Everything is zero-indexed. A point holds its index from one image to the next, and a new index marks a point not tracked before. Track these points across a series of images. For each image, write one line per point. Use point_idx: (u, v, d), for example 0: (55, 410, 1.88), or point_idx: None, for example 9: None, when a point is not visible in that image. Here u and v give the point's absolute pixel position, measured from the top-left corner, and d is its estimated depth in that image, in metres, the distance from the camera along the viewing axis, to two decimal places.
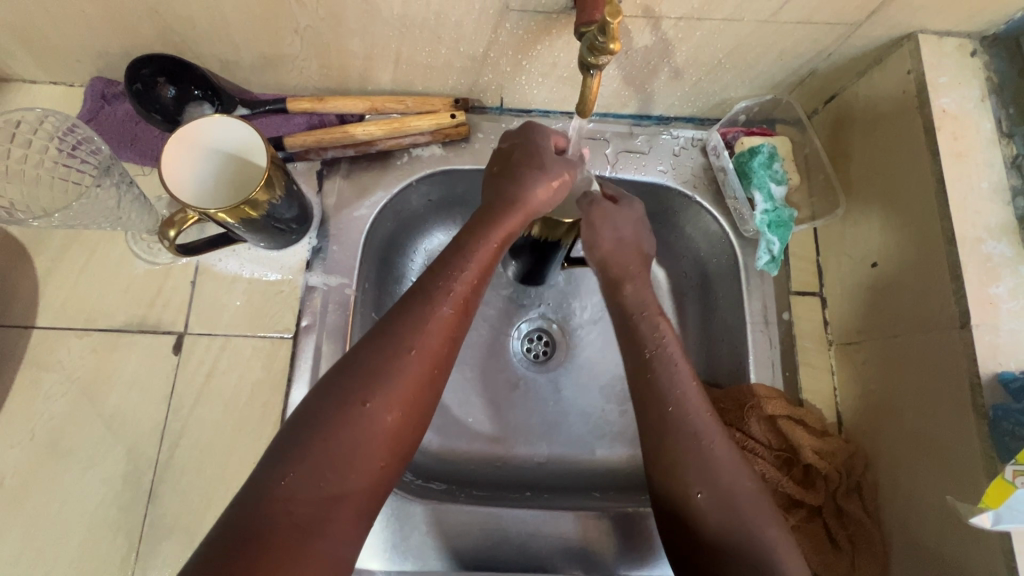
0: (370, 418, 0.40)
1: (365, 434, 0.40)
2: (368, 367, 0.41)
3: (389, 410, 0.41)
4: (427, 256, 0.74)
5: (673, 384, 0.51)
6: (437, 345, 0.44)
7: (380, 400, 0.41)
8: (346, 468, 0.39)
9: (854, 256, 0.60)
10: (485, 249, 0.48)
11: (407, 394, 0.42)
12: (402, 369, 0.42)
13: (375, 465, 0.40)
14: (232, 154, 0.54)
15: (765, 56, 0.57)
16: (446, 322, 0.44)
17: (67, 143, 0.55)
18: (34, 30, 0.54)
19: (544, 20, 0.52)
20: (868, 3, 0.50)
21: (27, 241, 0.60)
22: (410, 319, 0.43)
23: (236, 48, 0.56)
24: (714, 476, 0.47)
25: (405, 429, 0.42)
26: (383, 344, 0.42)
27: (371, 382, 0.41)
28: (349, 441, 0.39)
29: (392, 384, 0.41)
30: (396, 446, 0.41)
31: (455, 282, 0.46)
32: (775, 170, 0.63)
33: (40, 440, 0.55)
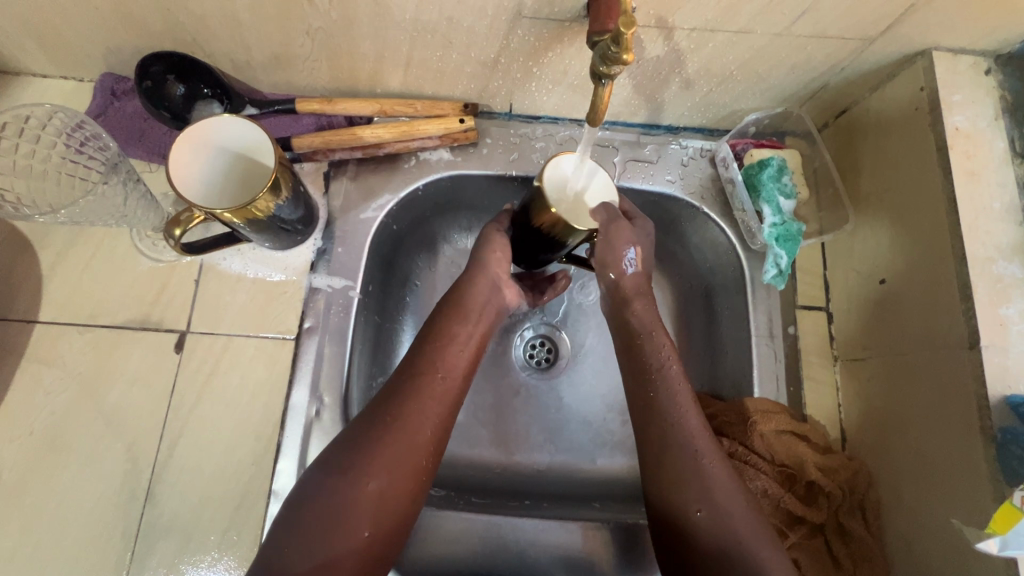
0: (364, 487, 0.45)
1: (356, 500, 0.44)
2: (361, 445, 0.46)
3: (381, 484, 0.45)
4: (432, 264, 0.74)
5: (675, 411, 0.52)
6: (425, 427, 0.48)
7: (371, 472, 0.45)
8: (339, 534, 0.43)
9: (862, 272, 0.60)
10: (459, 333, 0.54)
11: (395, 464, 0.46)
12: (393, 445, 0.46)
13: (363, 532, 0.44)
14: (239, 154, 0.54)
15: (776, 69, 0.57)
16: (431, 400, 0.50)
17: (75, 139, 0.55)
18: (47, 25, 0.54)
19: (556, 28, 0.52)
20: (883, 19, 0.49)
21: (32, 235, 0.60)
22: (398, 399, 0.49)
23: (247, 48, 0.56)
24: (713, 496, 0.47)
25: (395, 502, 0.46)
26: (375, 423, 0.48)
27: (362, 458, 0.46)
28: (343, 508, 0.44)
29: (382, 458, 0.46)
30: (383, 515, 0.45)
31: (438, 367, 0.52)
32: (785, 183, 0.63)
33: (39, 435, 0.55)
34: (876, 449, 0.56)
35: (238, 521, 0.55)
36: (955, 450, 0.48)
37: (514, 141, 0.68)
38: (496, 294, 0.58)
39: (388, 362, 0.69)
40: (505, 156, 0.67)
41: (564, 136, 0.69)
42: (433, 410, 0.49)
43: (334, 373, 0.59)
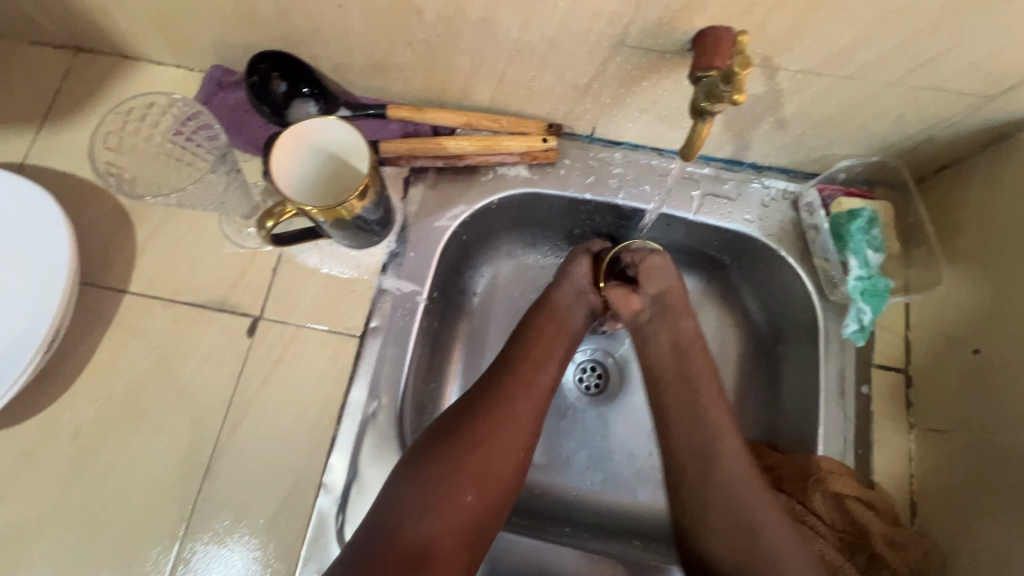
0: (469, 457, 0.48)
1: (461, 471, 0.48)
2: (470, 422, 0.50)
3: (484, 455, 0.49)
4: (494, 275, 0.74)
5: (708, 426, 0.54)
6: (524, 412, 0.52)
7: (476, 444, 0.49)
8: (444, 502, 0.46)
9: (952, 338, 0.57)
10: (551, 337, 0.59)
11: (499, 444, 0.50)
12: (496, 422, 0.50)
13: (466, 498, 0.47)
14: (334, 155, 0.56)
15: (880, 118, 0.55)
16: (531, 395, 0.53)
17: (187, 127, 0.60)
18: (173, 17, 0.58)
19: (656, 59, 0.52)
20: (1009, 77, 0.47)
21: (132, 210, 0.64)
22: (501, 388, 0.53)
23: (350, 52, 0.58)
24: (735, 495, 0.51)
25: (497, 474, 0.49)
26: (481, 405, 0.52)
27: (469, 434, 0.49)
28: (448, 477, 0.47)
29: (487, 432, 0.50)
30: (485, 487, 0.48)
31: (534, 364, 0.56)
32: (874, 236, 0.60)
33: (117, 399, 0.58)
34: (951, 530, 0.53)
35: (287, 508, 0.56)
36: None
37: (592, 164, 0.67)
38: (581, 299, 0.63)
39: (442, 370, 0.69)
40: (582, 178, 0.67)
41: (642, 164, 0.67)
42: (532, 398, 0.53)
43: (393, 375, 0.60)
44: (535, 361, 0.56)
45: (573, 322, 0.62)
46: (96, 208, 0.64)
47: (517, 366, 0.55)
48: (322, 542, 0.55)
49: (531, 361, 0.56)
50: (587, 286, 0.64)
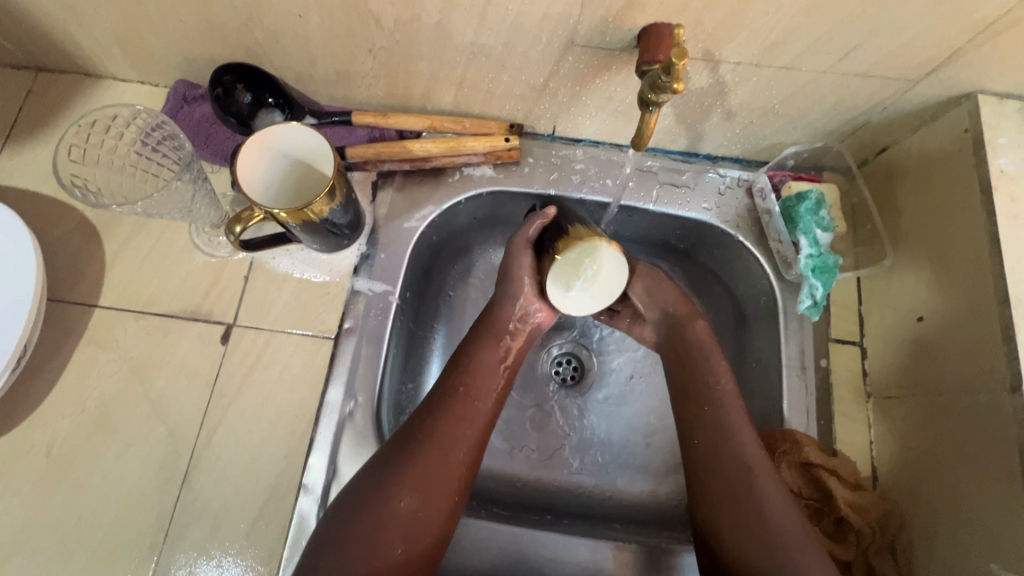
0: (397, 513, 0.50)
1: (388, 520, 0.49)
2: (397, 468, 0.51)
3: (411, 505, 0.50)
4: (467, 274, 0.76)
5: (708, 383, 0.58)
6: (457, 449, 0.53)
7: (406, 496, 0.50)
8: (373, 556, 0.48)
9: (899, 308, 0.60)
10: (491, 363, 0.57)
11: (430, 488, 0.51)
12: (425, 466, 0.51)
13: (397, 551, 0.49)
14: (299, 160, 0.57)
15: (819, 105, 0.58)
16: (467, 431, 0.54)
17: (153, 138, 0.59)
18: (135, 34, 0.59)
19: (606, 56, 0.55)
20: (929, 61, 0.51)
21: (101, 224, 0.64)
22: (435, 427, 0.53)
23: (313, 62, 0.60)
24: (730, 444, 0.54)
25: (427, 523, 0.51)
26: (410, 448, 0.52)
27: (396, 481, 0.50)
28: (375, 528, 0.49)
29: (418, 482, 0.51)
30: (413, 535, 0.50)
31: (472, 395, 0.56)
32: (822, 217, 0.64)
33: (90, 413, 0.58)
34: (908, 490, 0.55)
35: (267, 511, 0.56)
36: (993, 494, 0.47)
37: (555, 161, 0.70)
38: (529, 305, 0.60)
39: (419, 369, 0.70)
40: (546, 175, 0.69)
41: (604, 159, 0.70)
42: (466, 431, 0.54)
43: (369, 375, 0.61)
44: (473, 391, 0.56)
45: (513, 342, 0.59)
46: (63, 225, 0.64)
47: (450, 398, 0.55)
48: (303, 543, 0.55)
49: (468, 392, 0.56)
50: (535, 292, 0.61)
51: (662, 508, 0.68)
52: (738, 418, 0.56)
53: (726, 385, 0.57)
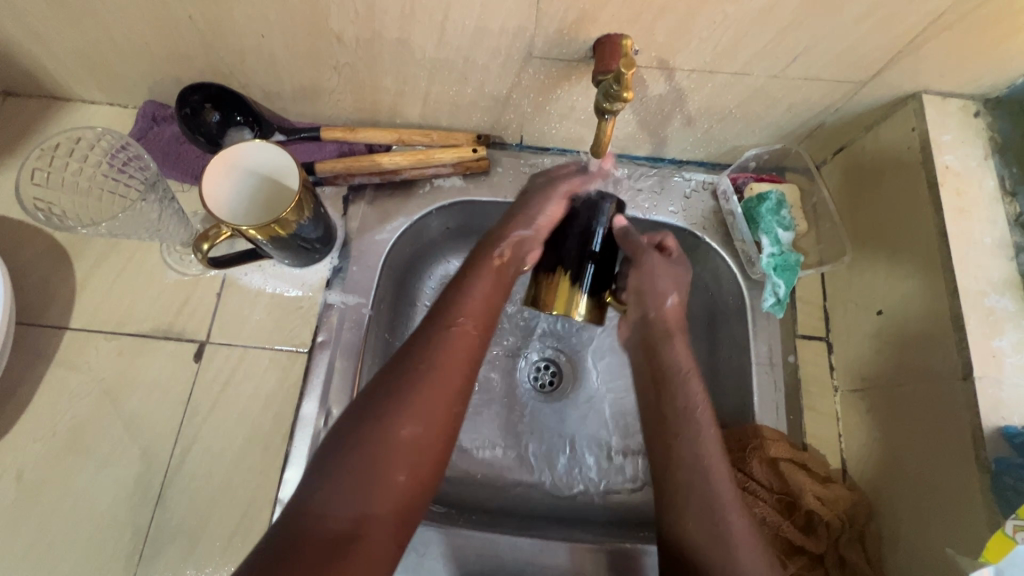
0: (393, 436, 0.43)
1: (388, 449, 0.43)
2: (392, 390, 0.45)
3: (413, 432, 0.44)
4: (443, 282, 0.76)
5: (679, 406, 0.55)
6: (455, 368, 0.47)
7: (400, 417, 0.44)
8: (374, 484, 0.41)
9: (860, 303, 0.61)
10: (488, 275, 0.53)
11: (431, 409, 0.45)
12: (421, 380, 0.46)
13: (398, 478, 0.42)
14: (267, 176, 0.58)
15: (774, 108, 0.60)
16: (461, 348, 0.49)
17: (119, 159, 0.59)
18: (100, 57, 0.60)
19: (564, 68, 0.56)
20: (873, 63, 0.53)
21: (71, 247, 0.64)
22: (426, 345, 0.48)
23: (279, 80, 0.61)
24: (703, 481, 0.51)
25: (430, 450, 0.44)
26: (403, 369, 0.47)
27: (390, 403, 0.44)
28: (371, 458, 0.42)
29: (415, 402, 0.45)
30: (418, 466, 0.43)
31: (465, 311, 0.51)
32: (783, 217, 0.65)
33: (61, 436, 0.58)
34: (874, 479, 0.56)
35: (244, 527, 0.56)
36: (951, 481, 0.48)
37: (524, 169, 0.71)
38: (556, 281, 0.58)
39: None
40: (515, 184, 0.70)
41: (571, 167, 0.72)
42: (460, 348, 0.49)
43: (343, 388, 0.61)
44: (460, 302, 0.51)
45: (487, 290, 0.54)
46: (32, 248, 0.64)
47: (442, 311, 0.51)
48: None
49: (458, 307, 0.51)
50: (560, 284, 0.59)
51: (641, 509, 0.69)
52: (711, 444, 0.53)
53: (709, 446, 0.53)
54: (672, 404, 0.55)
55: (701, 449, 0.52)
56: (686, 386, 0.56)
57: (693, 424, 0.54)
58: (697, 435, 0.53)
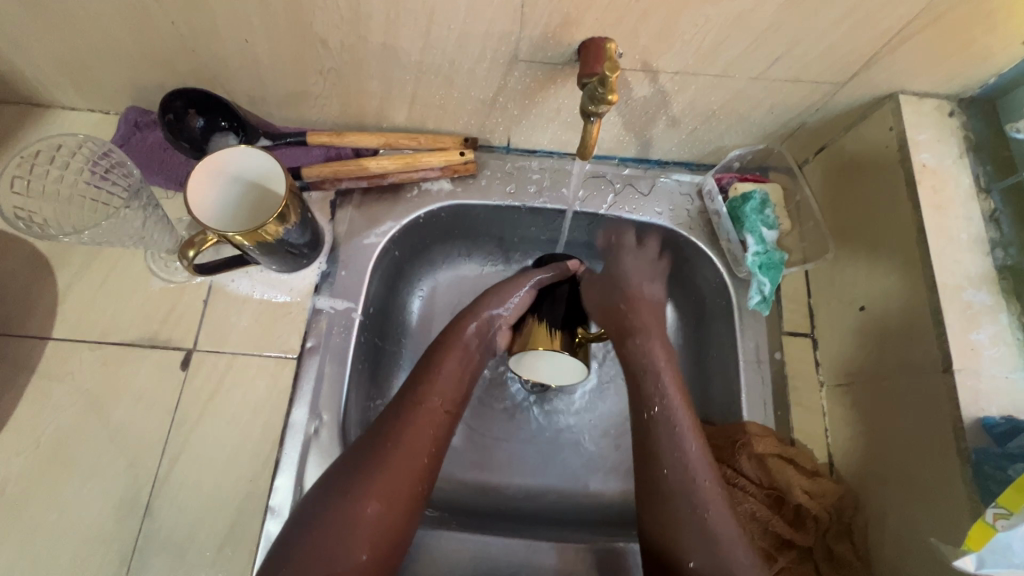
0: (361, 515, 0.48)
1: (353, 527, 0.47)
2: (359, 470, 0.50)
3: (377, 511, 0.49)
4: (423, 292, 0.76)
5: (654, 376, 0.58)
6: (422, 439, 0.52)
7: (367, 497, 0.49)
8: (335, 561, 0.46)
9: (843, 299, 0.62)
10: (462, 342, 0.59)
11: (394, 488, 0.50)
12: (389, 463, 0.50)
13: (362, 558, 0.47)
14: (253, 181, 0.57)
15: (756, 109, 0.61)
16: (429, 426, 0.53)
17: (101, 167, 0.58)
18: (80, 63, 0.59)
19: (550, 70, 0.57)
20: (850, 65, 0.54)
21: (52, 255, 0.63)
22: (394, 422, 0.53)
23: (264, 85, 0.61)
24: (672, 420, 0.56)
25: (391, 528, 0.49)
26: (371, 447, 0.51)
27: (357, 482, 0.49)
28: (338, 541, 0.47)
29: (379, 482, 0.49)
30: (379, 541, 0.48)
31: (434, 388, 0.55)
32: (767, 216, 0.66)
33: (44, 448, 0.57)
34: (862, 473, 0.57)
35: (233, 537, 0.56)
36: (936, 471, 0.49)
37: (511, 172, 0.71)
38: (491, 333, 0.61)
39: (386, 385, 0.70)
40: (504, 187, 0.71)
41: (557, 169, 0.72)
42: (427, 425, 0.53)
43: (334, 393, 0.61)
44: (433, 374, 0.56)
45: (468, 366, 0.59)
46: (12, 257, 0.62)
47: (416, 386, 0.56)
48: None
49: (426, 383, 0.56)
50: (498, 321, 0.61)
51: (632, 507, 0.69)
52: (716, 505, 0.52)
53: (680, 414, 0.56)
54: (674, 446, 0.54)
55: (707, 491, 0.52)
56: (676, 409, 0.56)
57: (691, 472, 0.53)
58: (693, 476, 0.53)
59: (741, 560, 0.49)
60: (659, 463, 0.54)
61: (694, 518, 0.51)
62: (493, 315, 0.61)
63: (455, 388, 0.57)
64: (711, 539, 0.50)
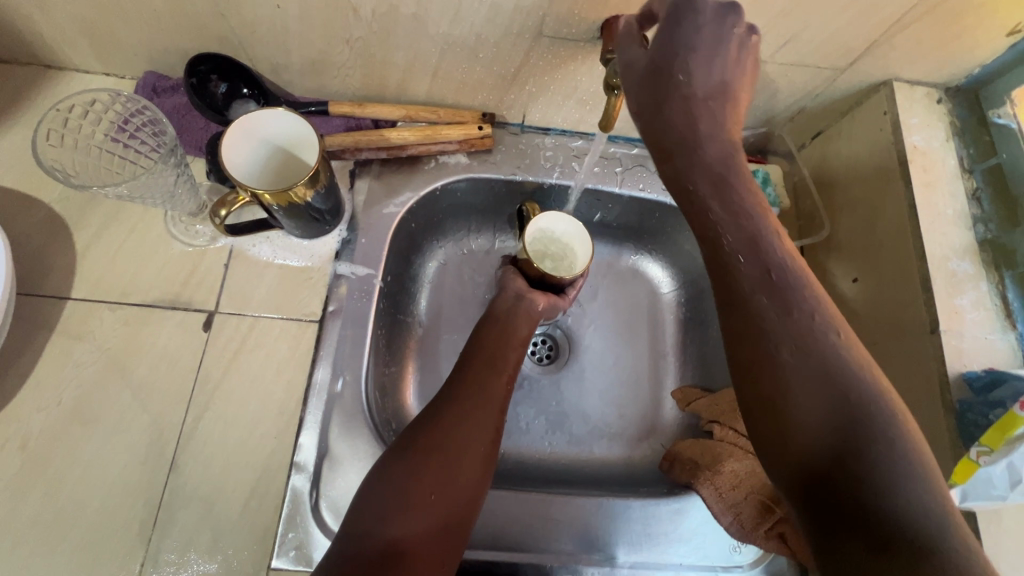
0: (427, 459, 0.52)
1: (423, 472, 0.51)
2: (426, 424, 0.54)
3: (443, 454, 0.52)
4: (430, 284, 0.77)
5: (735, 220, 0.45)
6: (487, 393, 0.58)
7: (434, 440, 0.53)
8: (409, 501, 0.49)
9: (837, 272, 0.67)
10: (524, 319, 0.66)
11: (461, 432, 0.54)
12: (453, 414, 0.55)
13: (430, 498, 0.50)
14: (280, 146, 0.59)
15: (761, 92, 0.65)
16: (493, 383, 0.59)
17: (133, 124, 0.59)
18: (104, 25, 0.59)
19: (572, 47, 0.59)
20: (852, 51, 0.58)
21: (70, 217, 0.63)
22: (454, 382, 0.59)
23: (289, 53, 0.62)
24: (780, 287, 0.42)
25: (458, 468, 0.52)
26: (438, 404, 0.56)
27: (424, 432, 0.54)
28: (407, 483, 0.50)
29: (441, 429, 0.54)
30: (446, 484, 0.51)
31: (490, 353, 0.62)
32: (769, 194, 0.70)
33: (67, 405, 0.57)
34: None
35: (259, 492, 0.57)
36: (925, 425, 0.53)
37: (526, 149, 0.74)
38: (522, 300, 0.67)
39: (401, 355, 0.72)
40: (517, 161, 0.73)
41: (570, 147, 0.75)
42: (492, 386, 0.59)
43: (354, 356, 0.63)
44: (492, 342, 0.63)
45: (521, 329, 0.66)
46: (29, 217, 0.62)
47: (475, 352, 0.62)
48: (297, 520, 0.56)
49: (485, 347, 0.63)
50: (524, 289, 0.68)
51: (635, 471, 0.73)
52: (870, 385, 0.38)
53: (794, 272, 0.43)
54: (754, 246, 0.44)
55: (804, 305, 0.42)
56: (768, 233, 0.44)
57: (829, 361, 0.39)
58: (833, 356, 0.40)
59: (861, 387, 0.39)
60: (771, 345, 0.41)
61: (792, 343, 0.41)
62: (520, 293, 0.68)
63: (511, 349, 0.64)
64: (850, 403, 0.38)
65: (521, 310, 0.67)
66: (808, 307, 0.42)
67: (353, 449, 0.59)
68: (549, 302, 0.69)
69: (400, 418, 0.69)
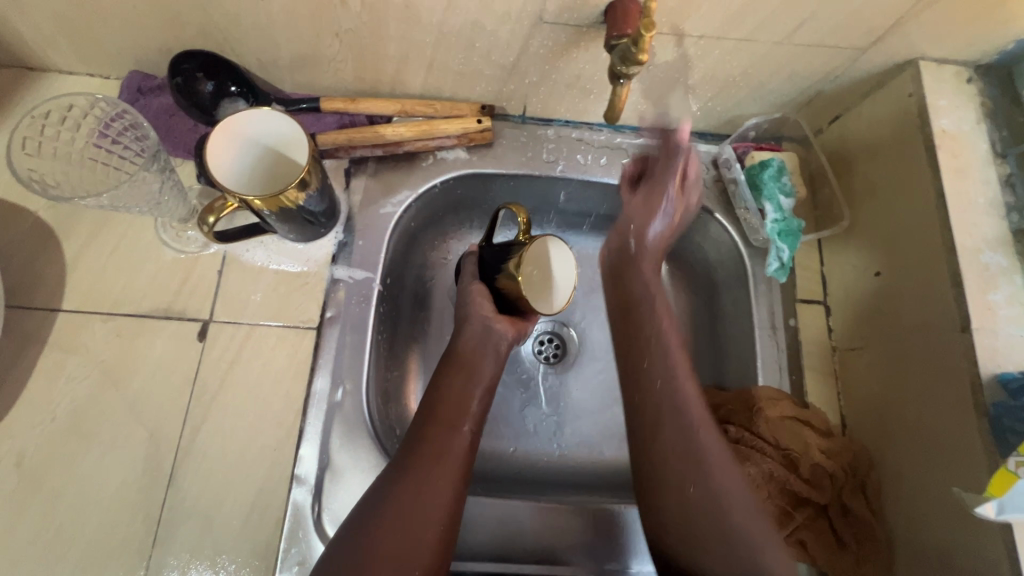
0: (376, 547, 0.46)
1: (374, 556, 0.46)
2: (376, 504, 0.49)
3: (400, 533, 0.47)
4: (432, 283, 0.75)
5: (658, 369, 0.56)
6: (445, 456, 0.52)
7: (386, 522, 0.47)
8: None
9: (857, 265, 0.63)
10: (490, 358, 0.59)
11: (417, 507, 0.48)
12: (408, 488, 0.49)
13: None
14: (270, 147, 0.56)
15: (776, 76, 0.61)
16: (454, 443, 0.53)
17: (115, 128, 0.57)
18: (81, 24, 0.56)
19: (574, 33, 0.56)
20: (874, 30, 0.54)
21: (57, 226, 0.61)
22: (411, 448, 0.52)
23: (276, 47, 0.58)
24: (688, 434, 0.53)
25: (416, 547, 0.47)
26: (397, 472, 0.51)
27: (375, 512, 0.48)
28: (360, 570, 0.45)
29: (396, 505, 0.48)
30: (403, 566, 0.46)
31: (451, 409, 0.55)
32: (785, 183, 0.66)
33: (61, 421, 0.56)
34: (875, 434, 0.59)
35: (260, 506, 0.56)
36: (954, 430, 0.50)
37: (528, 141, 0.71)
38: (486, 331, 0.59)
39: (404, 359, 0.70)
40: (519, 155, 0.70)
41: (574, 138, 0.72)
42: (450, 447, 0.53)
43: (354, 363, 0.60)
44: (456, 394, 0.56)
45: (487, 367, 0.59)
46: (16, 227, 0.60)
47: (437, 407, 0.55)
48: (299, 535, 0.55)
49: (444, 402, 0.55)
50: (491, 315, 0.60)
51: None
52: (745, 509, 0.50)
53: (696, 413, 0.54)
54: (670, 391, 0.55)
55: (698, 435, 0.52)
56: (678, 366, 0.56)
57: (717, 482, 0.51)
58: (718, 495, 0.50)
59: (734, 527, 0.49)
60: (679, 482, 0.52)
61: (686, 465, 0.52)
62: (487, 325, 0.59)
63: (476, 395, 0.57)
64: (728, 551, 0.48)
65: (486, 346, 0.59)
66: (714, 460, 0.52)
67: (355, 460, 0.57)
68: (516, 330, 0.60)
69: (404, 424, 0.68)
